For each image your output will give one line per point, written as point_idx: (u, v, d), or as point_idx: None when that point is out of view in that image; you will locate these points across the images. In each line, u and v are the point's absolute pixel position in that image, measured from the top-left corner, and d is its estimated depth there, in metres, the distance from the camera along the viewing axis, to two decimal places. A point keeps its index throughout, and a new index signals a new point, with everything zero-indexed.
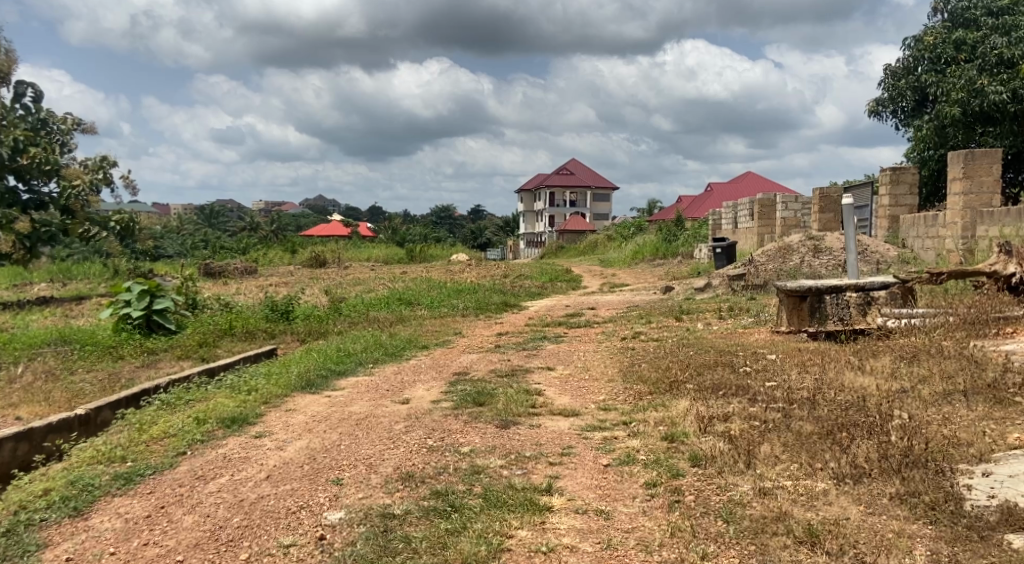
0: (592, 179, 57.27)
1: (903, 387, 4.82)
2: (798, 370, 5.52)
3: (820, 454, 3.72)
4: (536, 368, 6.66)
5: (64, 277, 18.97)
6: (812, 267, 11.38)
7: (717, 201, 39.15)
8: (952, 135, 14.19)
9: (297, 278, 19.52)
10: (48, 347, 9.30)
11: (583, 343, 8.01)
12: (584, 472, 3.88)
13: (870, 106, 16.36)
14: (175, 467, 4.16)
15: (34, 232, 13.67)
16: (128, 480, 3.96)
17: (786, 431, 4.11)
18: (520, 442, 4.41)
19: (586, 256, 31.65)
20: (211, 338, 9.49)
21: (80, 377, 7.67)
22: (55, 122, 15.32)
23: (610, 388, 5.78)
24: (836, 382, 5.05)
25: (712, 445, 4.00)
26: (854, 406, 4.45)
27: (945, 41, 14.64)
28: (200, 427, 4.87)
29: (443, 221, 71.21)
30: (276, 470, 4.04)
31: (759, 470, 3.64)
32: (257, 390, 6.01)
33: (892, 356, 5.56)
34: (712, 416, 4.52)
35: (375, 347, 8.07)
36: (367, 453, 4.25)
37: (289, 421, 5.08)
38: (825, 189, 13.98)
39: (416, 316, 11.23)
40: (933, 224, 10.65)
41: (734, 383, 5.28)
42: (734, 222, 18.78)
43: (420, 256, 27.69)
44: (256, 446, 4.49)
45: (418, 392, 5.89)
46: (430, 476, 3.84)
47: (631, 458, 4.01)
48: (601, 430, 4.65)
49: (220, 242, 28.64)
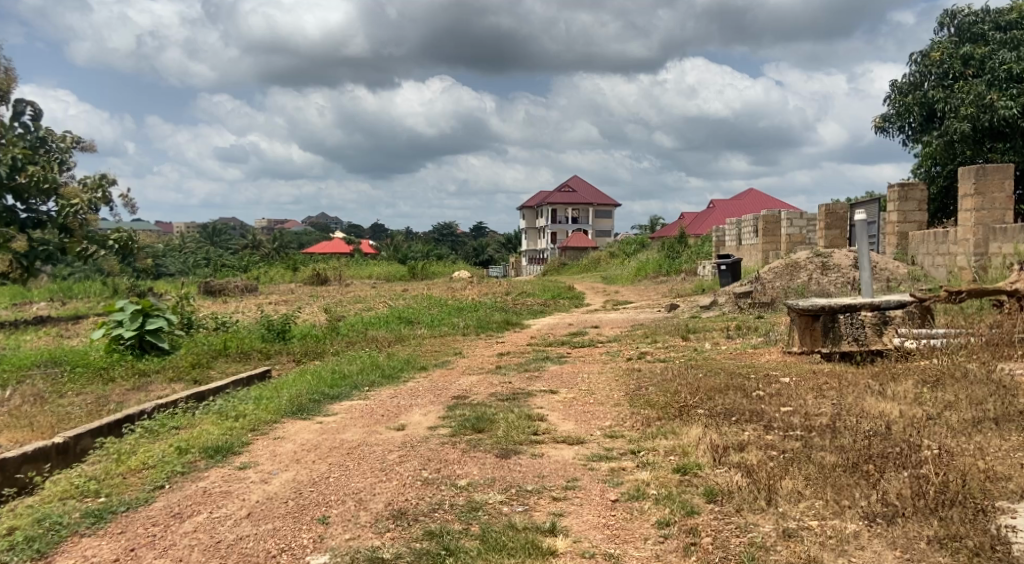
0: (593, 195, 57.01)
1: (929, 414, 4.53)
2: (815, 395, 5.22)
3: (847, 490, 3.44)
4: (538, 392, 6.36)
5: (64, 296, 18.73)
6: (820, 284, 11.08)
7: (719, 219, 38.87)
8: (961, 151, 13.96)
9: (296, 296, 19.24)
10: (38, 368, 9.03)
11: (588, 364, 7.72)
12: (591, 509, 3.59)
13: (876, 122, 16.15)
14: (150, 503, 3.87)
15: (31, 250, 13.44)
16: (98, 517, 3.68)
17: (807, 463, 3.81)
18: (521, 474, 4.11)
19: (588, 272, 31.35)
20: (204, 359, 9.22)
21: (68, 400, 7.39)
22: (54, 140, 15.10)
23: (616, 412, 5.49)
24: (857, 408, 4.76)
25: (729, 479, 3.72)
26: (878, 435, 4.16)
27: (952, 56, 14.40)
28: (182, 458, 4.59)
29: (445, 238, 71.12)
30: (258, 507, 3.75)
31: (780, 508, 3.36)
32: (245, 416, 5.73)
33: (914, 380, 5.27)
34: (726, 445, 4.24)
35: (372, 367, 7.80)
36: (357, 487, 3.96)
37: (276, 451, 4.79)
38: (831, 205, 13.75)
39: (416, 336, 10.92)
40: (944, 241, 10.37)
41: (747, 409, 4.98)
42: (739, 239, 18.49)
43: (421, 274, 27.38)
44: (240, 479, 4.20)
45: (414, 417, 5.60)
46: (424, 513, 3.55)
47: (641, 493, 3.73)
48: (607, 459, 4.36)
49: (222, 259, 28.43)
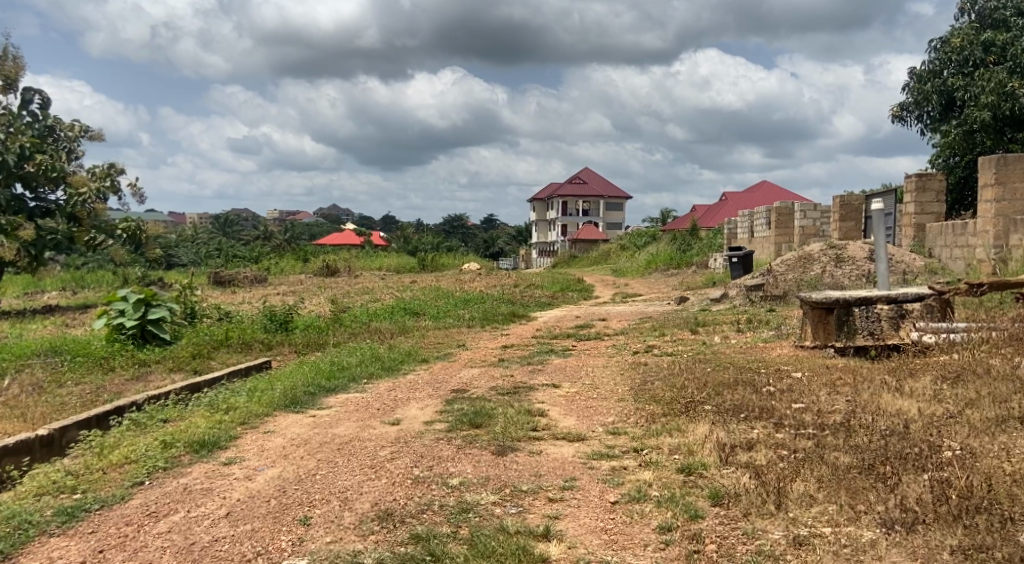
0: (604, 188, 56.66)
1: (949, 412, 4.29)
2: (828, 391, 4.99)
3: (863, 493, 3.22)
4: (540, 386, 6.14)
5: (76, 285, 18.63)
6: (834, 277, 10.80)
7: (732, 212, 38.51)
8: (980, 140, 13.60)
9: (304, 287, 19.07)
10: (38, 358, 8.88)
11: (593, 357, 7.49)
12: (588, 512, 3.38)
13: (892, 112, 15.82)
14: (127, 500, 3.69)
15: (39, 239, 13.23)
16: (70, 516, 3.50)
17: (820, 463, 3.59)
18: (517, 473, 3.91)
19: (598, 265, 31.08)
20: (205, 349, 9.06)
21: (66, 390, 7.23)
22: (62, 129, 14.84)
23: (620, 408, 5.27)
24: (873, 405, 4.52)
25: (737, 481, 3.49)
26: (896, 434, 3.93)
27: (973, 43, 14.02)
28: (165, 453, 4.40)
29: (455, 230, 71.02)
30: (238, 506, 3.56)
31: (791, 513, 3.14)
32: (236, 408, 5.55)
33: (932, 376, 5.03)
34: (734, 444, 4.02)
35: (372, 360, 7.60)
36: (344, 485, 3.76)
37: (265, 446, 4.60)
38: (845, 197, 13.48)
39: (420, 328, 10.72)
40: (962, 233, 10.07)
41: (756, 405, 4.75)
42: (750, 232, 18.20)
43: (431, 265, 27.17)
44: (224, 476, 4.01)
45: (410, 411, 5.41)
46: (411, 515, 3.35)
47: (642, 495, 3.51)
48: (608, 458, 4.14)
49: (233, 250, 28.36)
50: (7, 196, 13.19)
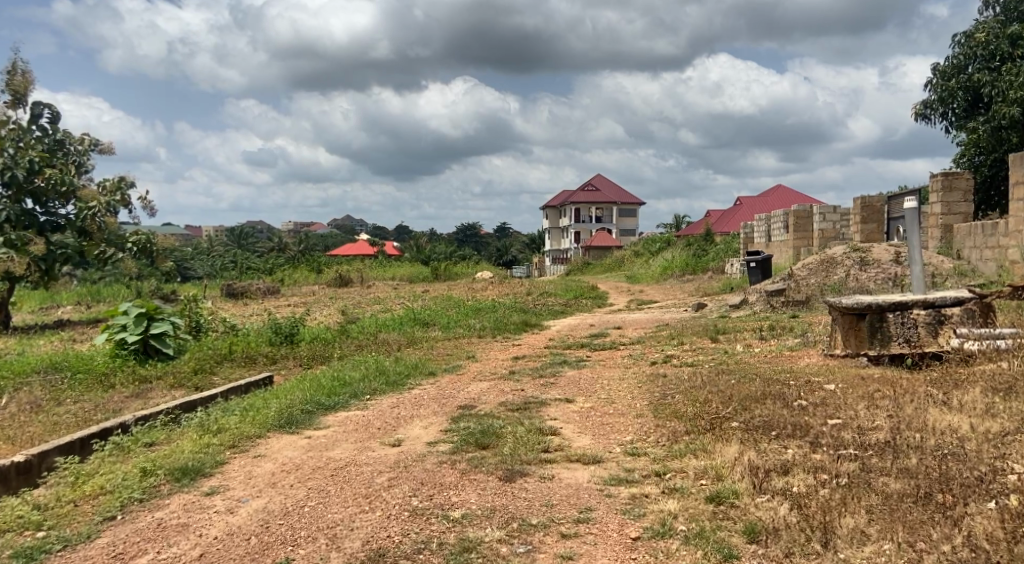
0: (618, 194, 56.19)
1: (1005, 428, 3.85)
2: (866, 405, 4.56)
3: (922, 528, 2.83)
4: (553, 401, 5.75)
5: (90, 299, 18.38)
6: (858, 281, 10.31)
7: (748, 217, 37.98)
8: (1006, 138, 13.13)
9: (317, 298, 18.78)
10: (38, 375, 8.56)
11: (609, 369, 7.07)
12: (606, 550, 3.00)
13: (915, 110, 15.32)
14: (93, 539, 3.33)
15: (49, 254, 12.91)
16: (28, 559, 3.15)
17: (869, 491, 3.18)
18: (526, 503, 3.51)
19: (613, 271, 30.60)
20: (208, 364, 8.73)
21: (64, 409, 6.90)
22: (72, 142, 14.53)
23: (639, 425, 4.86)
24: (919, 421, 4.09)
25: (774, 513, 3.08)
26: (952, 456, 3.50)
27: (998, 37, 13.56)
28: (144, 482, 4.03)
29: (468, 240, 70.84)
30: (214, 546, 3.19)
31: (841, 553, 2.75)
32: (228, 429, 5.20)
33: (981, 388, 4.59)
34: (768, 468, 3.59)
35: (376, 374, 7.20)
36: (334, 519, 3.39)
37: (252, 473, 4.23)
38: (866, 198, 13.00)
39: (429, 339, 10.35)
40: (993, 233, 9.60)
41: (788, 422, 4.33)
42: (768, 236, 17.70)
43: (444, 275, 26.83)
44: (203, 509, 3.65)
45: (413, 431, 5.02)
46: (405, 556, 2.97)
47: (668, 529, 3.11)
48: (626, 484, 3.73)
49: (246, 261, 28.15)
50: (17, 211, 12.89)
